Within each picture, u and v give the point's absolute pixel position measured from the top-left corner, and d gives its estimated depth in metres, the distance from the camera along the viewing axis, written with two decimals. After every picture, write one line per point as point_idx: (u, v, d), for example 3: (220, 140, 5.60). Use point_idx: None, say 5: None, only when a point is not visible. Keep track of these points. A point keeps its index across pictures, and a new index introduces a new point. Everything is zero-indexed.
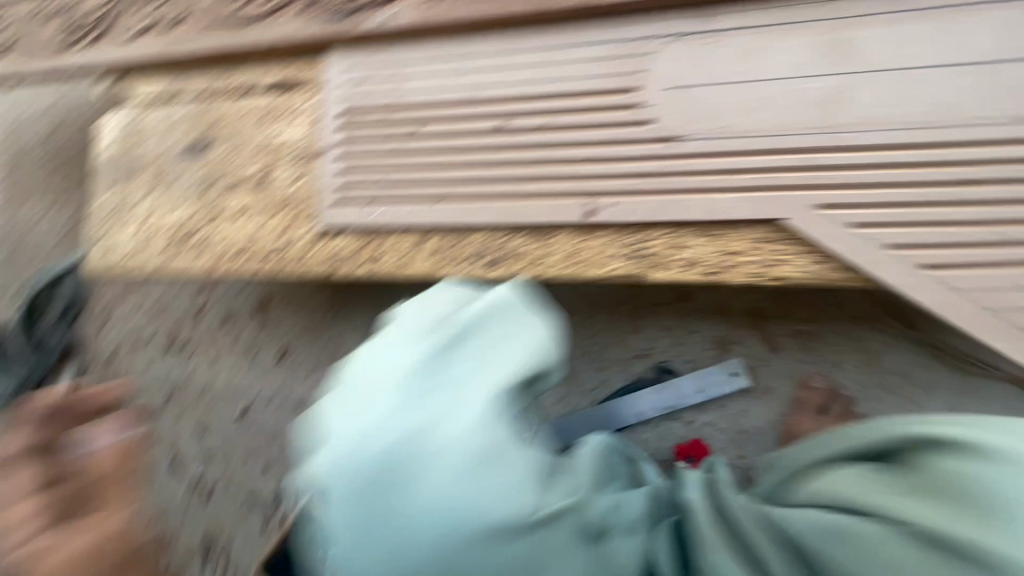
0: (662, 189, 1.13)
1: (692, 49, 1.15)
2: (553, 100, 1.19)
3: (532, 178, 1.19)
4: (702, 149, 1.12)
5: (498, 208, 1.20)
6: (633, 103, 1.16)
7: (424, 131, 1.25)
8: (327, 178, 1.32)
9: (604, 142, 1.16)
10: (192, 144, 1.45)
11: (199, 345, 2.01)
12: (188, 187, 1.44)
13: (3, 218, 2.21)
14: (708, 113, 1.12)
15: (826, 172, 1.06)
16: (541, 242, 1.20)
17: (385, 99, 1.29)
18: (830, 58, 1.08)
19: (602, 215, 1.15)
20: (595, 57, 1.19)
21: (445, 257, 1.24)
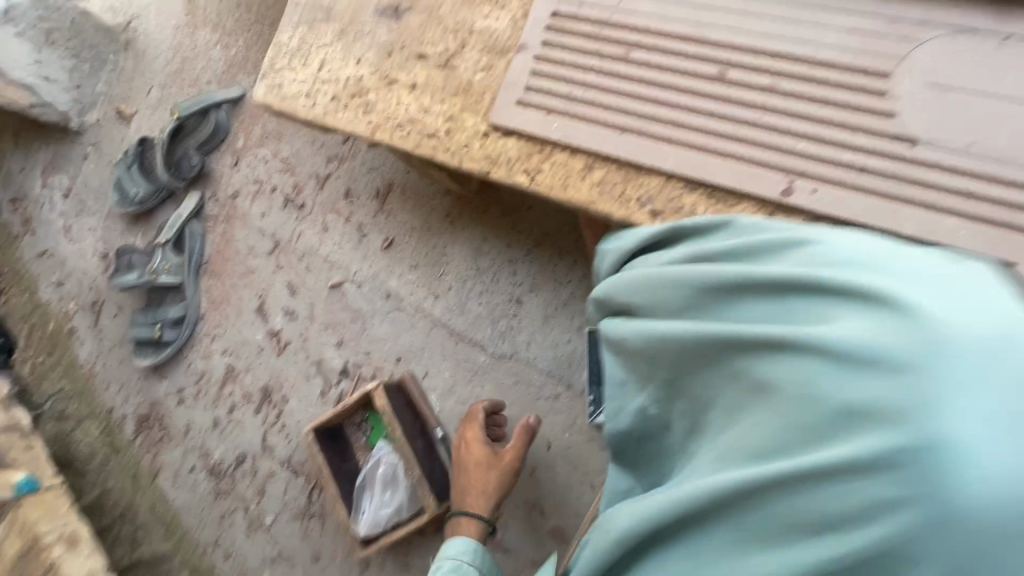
0: (880, 192, 1.01)
1: (967, 52, 1.02)
2: (788, 63, 1.09)
3: (736, 138, 1.10)
4: (942, 161, 0.99)
5: (684, 158, 1.12)
6: (880, 91, 1.03)
7: (632, 57, 1.18)
8: (513, 76, 1.27)
9: (829, 121, 1.05)
10: (389, 7, 1.44)
11: (314, 211, 2.05)
12: (375, 48, 1.43)
13: (178, 38, 2.32)
14: (961, 125, 1.00)
15: None
16: (715, 207, 1.11)
17: (602, 13, 1.22)
18: None
19: (800, 198, 1.05)
20: (850, 28, 1.07)
21: (607, 191, 1.18)
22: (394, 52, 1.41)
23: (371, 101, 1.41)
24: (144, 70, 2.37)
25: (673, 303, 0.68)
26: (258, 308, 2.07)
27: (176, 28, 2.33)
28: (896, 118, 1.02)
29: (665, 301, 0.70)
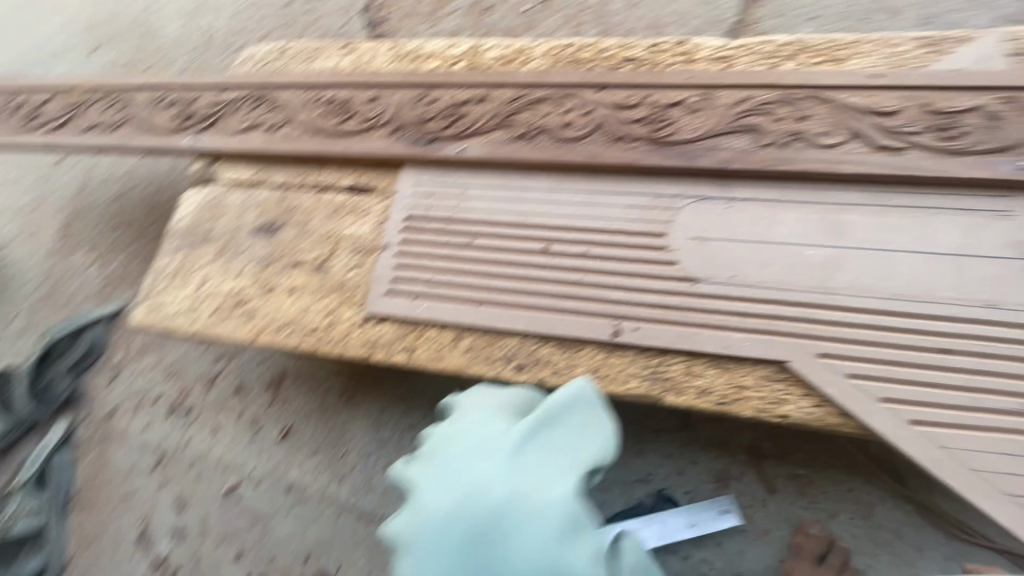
0: (682, 322, 1.29)
1: (712, 210, 1.38)
2: (593, 234, 1.40)
3: (569, 296, 1.36)
4: (719, 292, 1.29)
5: (533, 319, 1.35)
6: (661, 246, 1.36)
7: (477, 244, 1.45)
8: (381, 270, 1.48)
9: (632, 274, 1.35)
10: (264, 226, 1.63)
11: (202, 413, 1.99)
12: (252, 261, 1.59)
13: (49, 265, 2.33)
14: (723, 262, 1.32)
15: (824, 325, 1.23)
16: (567, 354, 1.33)
17: (447, 213, 1.50)
18: (826, 233, 1.31)
19: (627, 336, 1.30)
20: (630, 204, 1.42)
21: (477, 355, 1.37)
22: (270, 263, 1.58)
23: (252, 307, 1.54)
24: (9, 299, 2.31)
25: None
26: (143, 534, 1.89)
27: (47, 254, 2.35)
28: (679, 264, 1.34)
29: None
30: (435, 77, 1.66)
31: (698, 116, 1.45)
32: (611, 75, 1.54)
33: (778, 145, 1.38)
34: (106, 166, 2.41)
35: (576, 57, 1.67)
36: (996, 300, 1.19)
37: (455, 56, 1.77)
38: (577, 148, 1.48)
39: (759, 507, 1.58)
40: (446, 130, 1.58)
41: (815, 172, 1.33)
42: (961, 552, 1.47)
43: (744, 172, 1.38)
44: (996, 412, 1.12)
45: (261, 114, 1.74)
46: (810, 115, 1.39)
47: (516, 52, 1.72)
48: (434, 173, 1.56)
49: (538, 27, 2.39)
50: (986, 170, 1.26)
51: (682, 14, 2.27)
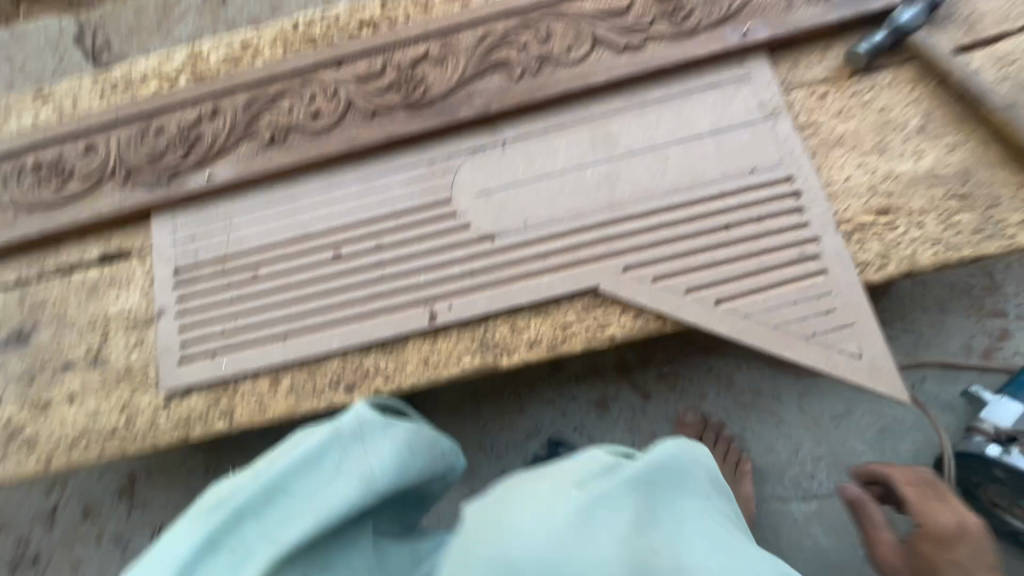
0: (492, 282, 1.24)
1: (488, 159, 1.32)
2: (380, 222, 1.30)
3: (375, 296, 1.26)
4: (517, 241, 1.26)
5: (345, 333, 1.25)
6: (450, 212, 1.29)
7: (261, 274, 1.30)
8: (165, 339, 1.29)
9: (431, 251, 1.27)
10: (10, 336, 1.35)
11: (53, 554, 1.72)
12: (7, 382, 1.32)
13: None
14: (513, 210, 1.28)
15: (618, 240, 1.24)
16: (393, 356, 1.25)
17: (219, 251, 1.32)
18: (599, 149, 1.30)
19: (443, 316, 1.23)
20: (408, 179, 1.32)
21: (301, 392, 1.24)
22: (31, 377, 1.31)
23: (28, 434, 1.28)
24: None
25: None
26: None
27: None
28: (472, 226, 1.28)
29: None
30: (154, 103, 1.42)
31: (445, 66, 1.36)
32: (345, 47, 1.40)
33: (530, 73, 1.33)
34: None
35: (309, 36, 1.50)
36: (757, 164, 1.25)
37: (174, 70, 1.52)
38: (334, 137, 1.34)
39: (642, 415, 1.64)
40: (185, 160, 1.37)
41: (571, 91, 1.31)
42: (811, 385, 1.61)
43: (506, 112, 1.32)
44: (779, 267, 1.19)
45: None
46: (551, 34, 1.35)
47: (241, 47, 1.51)
48: (191, 211, 1.36)
49: (285, 7, 2.14)
50: (717, 43, 1.29)
51: None
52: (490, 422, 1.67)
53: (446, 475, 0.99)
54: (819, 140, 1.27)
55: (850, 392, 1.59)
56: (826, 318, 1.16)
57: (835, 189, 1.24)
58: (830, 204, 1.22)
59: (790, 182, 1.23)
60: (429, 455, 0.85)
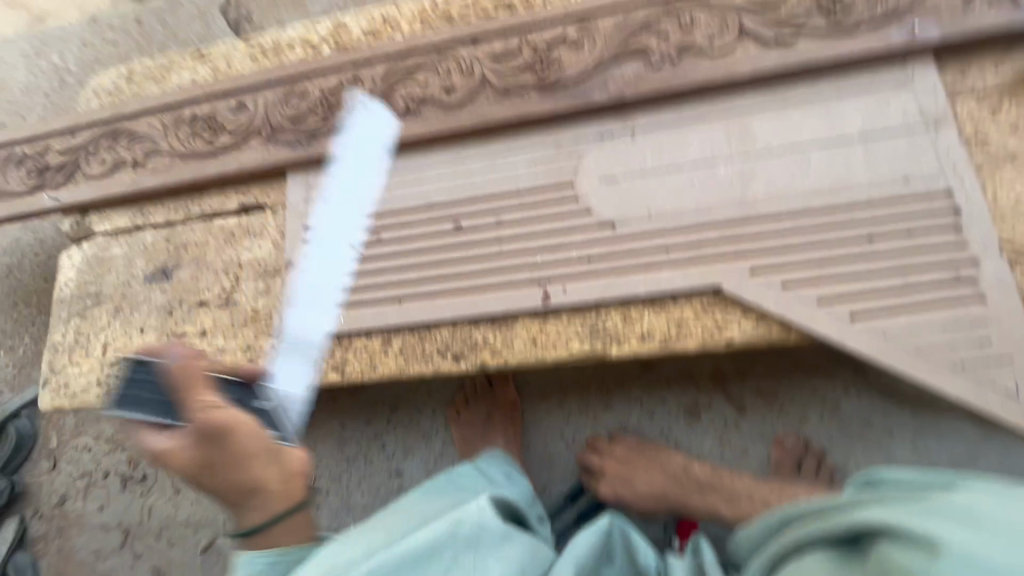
0: (609, 270, 1.23)
1: (616, 147, 1.30)
2: (501, 199, 1.32)
3: (489, 270, 1.28)
4: (638, 231, 1.23)
5: (456, 304, 1.27)
6: (572, 196, 1.29)
7: (383, 238, 1.36)
8: (290, 289, 1.37)
9: (550, 232, 1.27)
10: (155, 271, 1.48)
11: (158, 476, 1.88)
12: (150, 311, 1.45)
13: None
14: (636, 200, 1.25)
15: (749, 240, 1.18)
16: (502, 332, 1.26)
17: None
18: (733, 145, 1.25)
19: (556, 299, 1.23)
20: (532, 160, 1.33)
21: (410, 355, 1.29)
22: (170, 310, 1.43)
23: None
24: None
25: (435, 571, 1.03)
26: None
27: None
28: (592, 211, 1.27)
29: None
30: (300, 69, 1.51)
31: (581, 49, 1.35)
32: (483, 25, 1.42)
33: (668, 62, 1.30)
34: None
35: (446, 13, 1.54)
36: (913, 174, 1.15)
37: (318, 39, 1.61)
38: (465, 112, 1.37)
39: (734, 430, 1.57)
40: (323, 124, 1.44)
41: (710, 83, 1.26)
42: (929, 424, 1.49)
43: (639, 99, 1.29)
44: (929, 287, 1.10)
45: (120, 152, 1.56)
46: (694, 23, 1.31)
47: (382, 21, 1.58)
48: (323, 172, 1.44)
49: None
50: (879, 42, 1.21)
51: None
52: (574, 413, 1.66)
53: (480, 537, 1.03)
54: (986, 155, 1.16)
55: (975, 437, 1.46)
56: (980, 349, 1.05)
57: (1002, 209, 1.12)
58: (994, 225, 1.11)
59: (951, 195, 1.12)
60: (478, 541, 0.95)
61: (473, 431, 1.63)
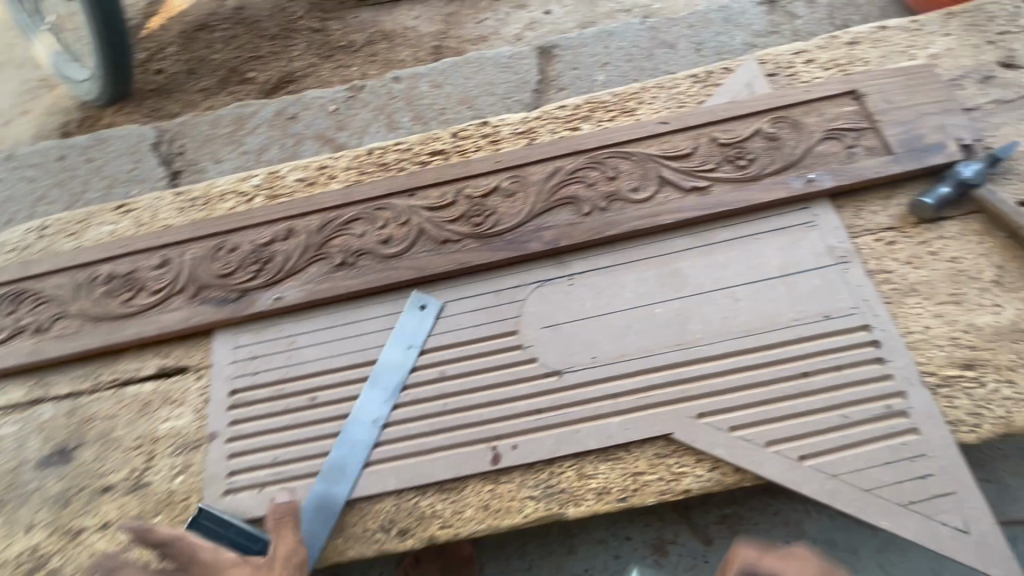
0: (559, 423, 1.19)
1: (554, 293, 1.32)
2: (443, 352, 1.29)
3: (434, 430, 1.22)
4: (584, 379, 1.22)
5: (398, 471, 1.19)
6: (515, 344, 1.28)
7: (317, 399, 1.27)
8: (213, 465, 1.25)
9: (494, 384, 1.25)
10: (54, 452, 1.31)
11: None
12: (42, 503, 1.26)
13: None
14: (579, 346, 1.25)
15: (691, 383, 1.19)
16: (450, 498, 1.17)
17: (278, 373, 1.32)
18: (666, 287, 1.29)
19: (507, 458, 1.17)
20: (472, 308, 1.33)
21: (350, 533, 1.17)
22: (67, 500, 1.25)
23: (55, 566, 1.19)
24: None
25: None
26: None
27: None
28: (537, 360, 1.26)
29: None
30: (230, 222, 1.48)
31: (514, 199, 1.40)
32: (418, 177, 1.46)
33: (597, 211, 1.37)
34: None
35: (381, 163, 1.58)
36: (832, 310, 1.22)
37: (250, 189, 1.60)
38: (403, 264, 1.37)
39: (704, 564, 1.50)
40: (254, 279, 1.39)
41: (638, 229, 1.33)
42: (889, 538, 1.48)
43: (573, 246, 1.34)
44: (867, 422, 1.12)
45: (22, 316, 1.43)
46: (617, 173, 1.40)
47: (317, 170, 1.59)
48: (253, 330, 1.36)
49: (349, 125, 2.30)
50: (782, 189, 1.32)
51: (487, 83, 2.29)
52: (537, 562, 1.53)
53: None
54: (892, 287, 1.25)
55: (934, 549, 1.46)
56: (922, 484, 1.07)
57: (915, 338, 1.19)
58: (911, 355, 1.17)
59: (869, 328, 1.19)
60: None
61: None
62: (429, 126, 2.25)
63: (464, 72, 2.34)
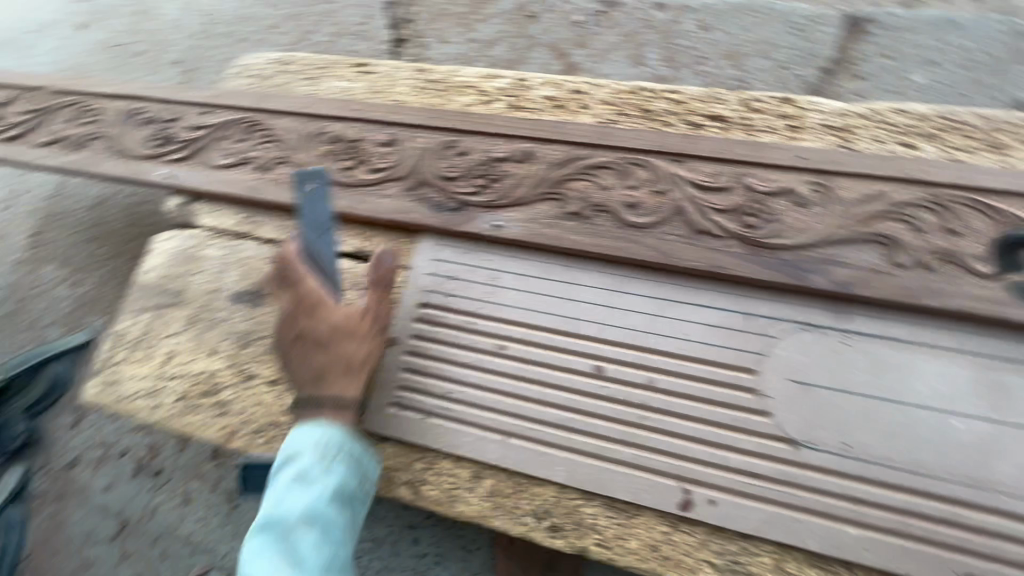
0: (775, 499, 1.00)
1: (821, 345, 1.05)
2: (660, 358, 1.10)
3: (623, 441, 1.06)
4: (825, 464, 1.00)
5: (575, 465, 1.07)
6: (750, 386, 1.05)
7: (506, 350, 1.16)
8: (387, 369, 1.19)
9: (712, 422, 1.04)
10: (249, 290, 1.33)
11: (173, 478, 1.76)
12: (248, 334, 1.30)
13: (24, 280, 2.11)
14: (833, 424, 1.01)
15: (972, 533, 0.94)
16: (620, 519, 1.05)
17: (473, 304, 1.20)
18: (981, 399, 0.97)
19: (699, 511, 1.01)
20: (710, 322, 1.10)
21: (500, 503, 1.10)
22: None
23: (287, 405, 1.24)
24: None
25: (726, 348, 1.08)
26: None
27: (16, 265, 2.13)
28: (771, 416, 1.03)
29: (764, 383, 1.05)
30: (468, 120, 1.32)
31: (809, 214, 1.11)
32: (696, 143, 1.20)
33: (917, 267, 1.04)
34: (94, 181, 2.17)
35: (646, 109, 1.32)
36: None
37: (493, 89, 1.42)
38: (646, 241, 1.15)
39: None
40: (478, 195, 1.25)
41: (970, 312, 0.99)
42: None
43: (867, 299, 1.04)
44: None
45: (249, 147, 1.42)
46: (964, 229, 1.04)
47: (571, 93, 1.37)
48: (461, 248, 1.24)
49: (590, 44, 2.00)
50: None
51: (769, 43, 1.87)
52: None
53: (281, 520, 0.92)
54: None
55: None
56: None
57: None
58: None
59: None
60: (275, 547, 0.90)
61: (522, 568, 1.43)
62: (680, 72, 1.89)
63: (745, 19, 1.90)
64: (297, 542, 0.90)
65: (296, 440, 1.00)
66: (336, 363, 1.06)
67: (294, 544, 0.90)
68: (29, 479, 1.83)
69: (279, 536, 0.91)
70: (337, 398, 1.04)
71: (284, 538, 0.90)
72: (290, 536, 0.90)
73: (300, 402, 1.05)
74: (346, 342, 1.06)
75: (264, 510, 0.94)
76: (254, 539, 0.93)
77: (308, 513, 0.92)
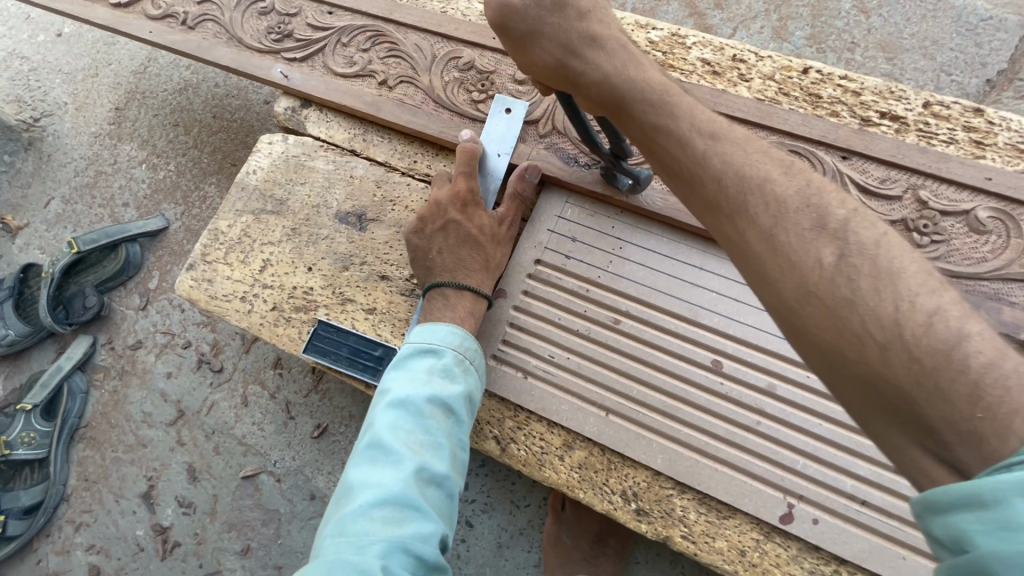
0: (882, 531, 0.96)
1: None
2: (785, 365, 1.03)
3: (730, 442, 1.03)
4: None
5: (673, 454, 1.04)
6: None
7: (619, 325, 1.10)
8: (492, 321, 1.15)
9: (829, 442, 0.99)
10: (354, 211, 1.29)
11: (233, 378, 1.78)
12: (349, 257, 1.26)
13: (103, 154, 2.08)
14: None
15: None
16: (711, 516, 1.03)
17: (591, 271, 1.13)
18: None
19: (799, 527, 0.99)
20: None
21: (588, 477, 1.07)
22: (384, 277, 1.24)
23: (381, 336, 1.20)
24: (47, 176, 2.10)
25: None
26: (145, 493, 1.73)
27: (98, 137, 2.10)
28: None
29: None
30: None
31: (984, 242, 1.01)
32: (867, 142, 1.09)
33: None
34: (184, 65, 2.10)
35: (813, 92, 1.19)
36: None
37: (642, 42, 1.30)
38: None
39: None
40: None
41: None
42: None
43: None
44: None
45: (373, 60, 1.35)
46: None
47: (730, 60, 1.25)
48: (587, 211, 1.18)
49: (730, 6, 1.81)
50: None
51: (933, 38, 1.66)
52: None
53: (402, 417, 0.93)
54: None
55: None
56: None
57: None
58: None
59: None
60: (389, 441, 0.90)
61: (571, 537, 1.37)
62: (824, 56, 1.71)
63: (910, 8, 1.69)
64: (437, 430, 0.93)
65: (437, 336, 1.02)
66: (473, 256, 1.10)
67: (410, 443, 0.90)
68: (92, 352, 1.86)
69: (393, 433, 0.91)
70: (466, 291, 1.08)
71: (401, 434, 0.91)
72: (429, 423, 0.93)
73: (432, 288, 1.10)
74: (485, 243, 1.11)
75: (400, 391, 0.95)
76: (374, 426, 0.94)
77: (451, 406, 0.95)
